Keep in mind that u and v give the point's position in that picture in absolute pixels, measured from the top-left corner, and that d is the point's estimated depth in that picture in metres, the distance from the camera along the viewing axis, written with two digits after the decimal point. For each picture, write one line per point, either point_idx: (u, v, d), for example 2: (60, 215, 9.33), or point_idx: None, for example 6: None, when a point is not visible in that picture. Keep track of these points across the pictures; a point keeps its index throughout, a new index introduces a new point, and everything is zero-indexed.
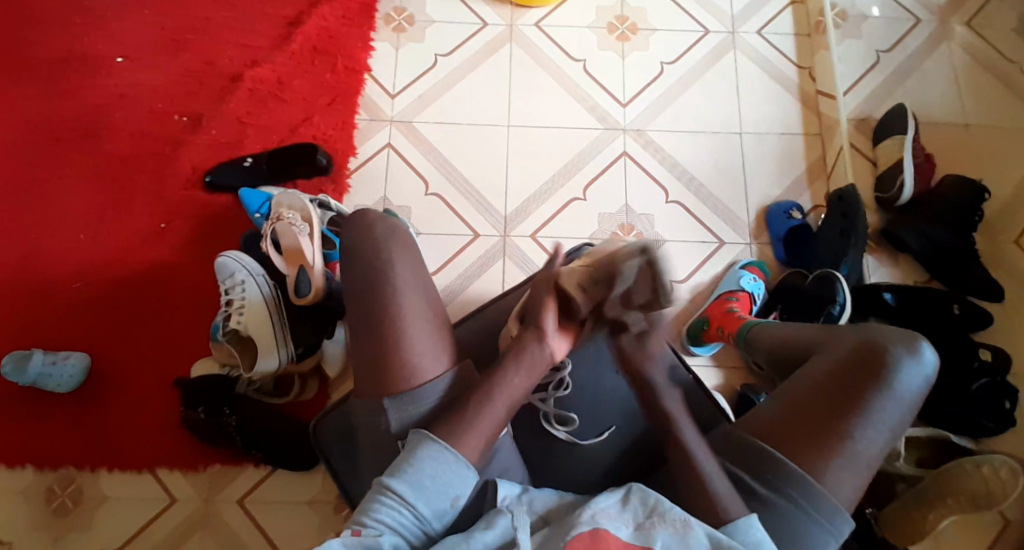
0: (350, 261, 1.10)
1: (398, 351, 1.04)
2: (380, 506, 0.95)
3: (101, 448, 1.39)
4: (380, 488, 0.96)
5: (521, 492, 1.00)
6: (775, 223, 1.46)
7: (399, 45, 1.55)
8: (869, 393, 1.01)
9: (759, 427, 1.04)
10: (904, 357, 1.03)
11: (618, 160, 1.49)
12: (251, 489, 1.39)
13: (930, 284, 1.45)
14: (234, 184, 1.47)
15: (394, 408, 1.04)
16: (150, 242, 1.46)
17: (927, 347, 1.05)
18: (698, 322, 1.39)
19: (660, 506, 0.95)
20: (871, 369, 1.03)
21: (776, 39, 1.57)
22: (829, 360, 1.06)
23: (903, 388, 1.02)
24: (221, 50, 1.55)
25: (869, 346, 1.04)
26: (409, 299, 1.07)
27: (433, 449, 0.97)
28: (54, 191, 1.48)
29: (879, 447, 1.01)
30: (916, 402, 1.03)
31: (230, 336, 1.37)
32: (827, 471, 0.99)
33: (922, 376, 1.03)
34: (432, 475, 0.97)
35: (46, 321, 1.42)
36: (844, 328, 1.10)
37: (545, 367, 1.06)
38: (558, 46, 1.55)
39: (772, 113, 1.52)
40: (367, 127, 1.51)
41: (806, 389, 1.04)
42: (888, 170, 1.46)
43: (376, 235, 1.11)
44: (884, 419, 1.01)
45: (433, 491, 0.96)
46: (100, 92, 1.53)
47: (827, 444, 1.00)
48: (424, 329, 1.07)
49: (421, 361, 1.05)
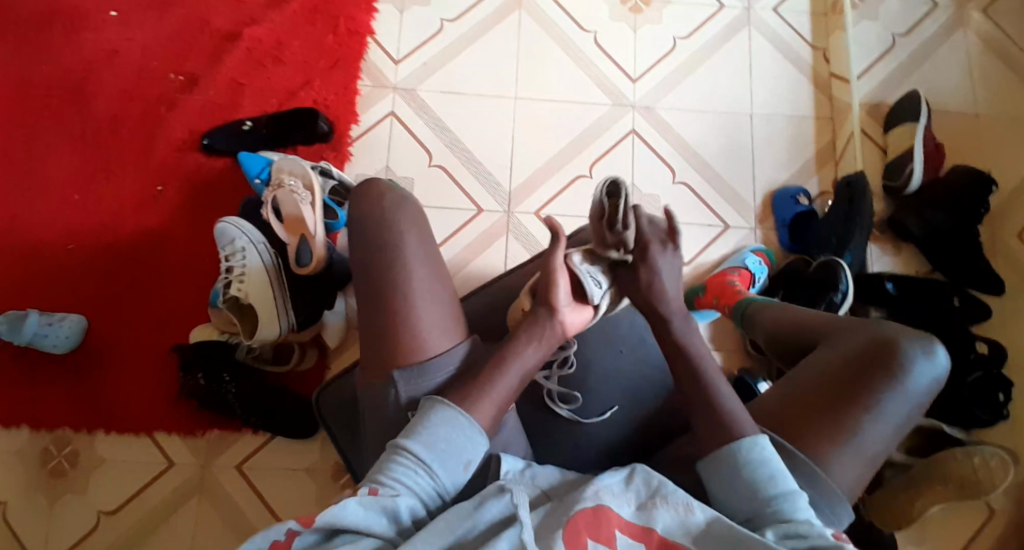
0: (358, 229, 1.08)
1: (404, 324, 1.03)
2: (396, 466, 0.94)
3: (97, 412, 1.38)
4: (396, 449, 0.95)
5: (523, 468, 1.00)
6: (782, 208, 1.44)
7: (404, 9, 1.50)
8: (879, 388, 1.01)
9: (769, 414, 1.04)
10: (917, 355, 1.03)
11: (625, 138, 1.46)
12: (249, 455, 1.39)
13: (932, 275, 1.45)
14: (231, 148, 1.43)
15: (404, 380, 1.02)
16: (146, 205, 1.43)
17: (939, 348, 1.05)
18: (693, 290, 1.39)
19: (663, 488, 0.94)
20: (885, 365, 1.02)
21: (792, 17, 1.53)
22: (842, 352, 1.06)
23: (914, 385, 1.02)
24: (220, 7, 1.50)
25: (884, 342, 1.04)
26: (420, 273, 1.05)
27: (448, 413, 0.97)
28: (48, 148, 1.44)
29: (885, 441, 1.01)
30: (925, 400, 1.03)
31: (230, 304, 1.34)
32: (836, 460, 0.99)
33: (933, 375, 1.03)
34: (448, 437, 0.96)
35: (40, 283, 1.40)
36: (854, 321, 1.10)
37: (556, 340, 1.07)
38: (569, 16, 1.51)
39: (784, 94, 1.50)
40: (370, 93, 1.47)
41: (815, 381, 1.04)
42: (898, 158, 1.44)
43: (387, 206, 1.08)
44: (893, 414, 1.01)
45: (448, 453, 0.95)
46: (93, 47, 1.48)
47: (835, 437, 1.00)
48: (431, 302, 1.05)
49: (428, 335, 1.03)
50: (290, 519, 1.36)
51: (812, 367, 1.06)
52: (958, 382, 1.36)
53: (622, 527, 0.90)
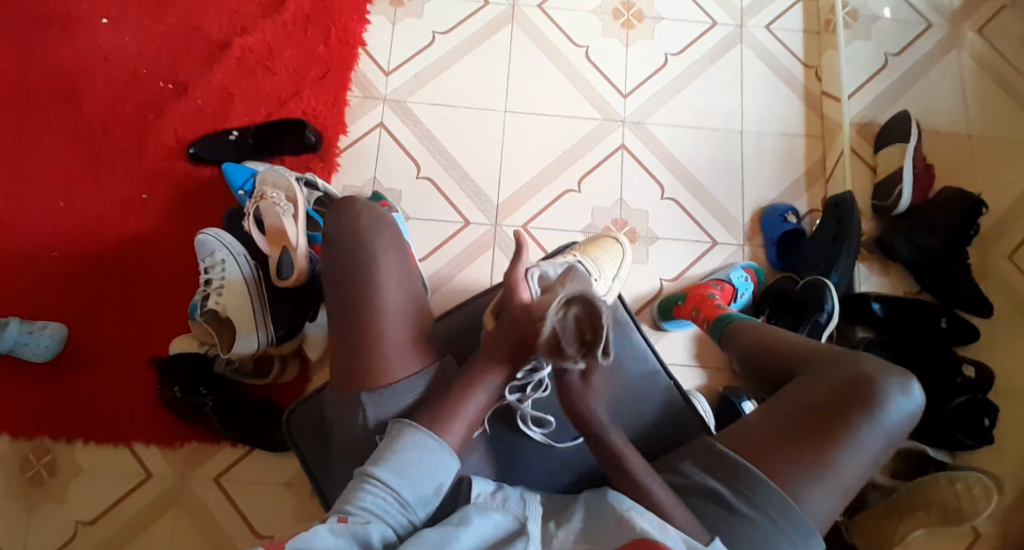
0: (333, 248, 1.07)
1: (373, 348, 1.03)
2: (364, 495, 0.94)
3: (77, 421, 1.37)
4: (364, 477, 0.95)
5: (495, 490, 0.98)
6: (770, 226, 1.43)
7: (396, 20, 1.49)
8: (855, 423, 1.01)
9: (744, 444, 1.04)
10: (893, 392, 1.03)
11: (614, 153, 1.45)
12: (227, 468, 1.38)
13: (919, 296, 1.45)
14: (218, 157, 1.42)
15: (371, 402, 1.03)
16: (130, 213, 1.42)
17: (916, 383, 1.05)
18: (675, 297, 1.39)
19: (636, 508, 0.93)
20: (860, 400, 1.03)
21: (785, 35, 1.53)
22: (820, 385, 1.06)
23: (890, 420, 1.02)
24: (209, 15, 1.48)
25: (860, 378, 1.04)
26: (391, 294, 1.05)
27: (416, 436, 0.98)
28: (32, 154, 1.43)
29: (857, 476, 1.02)
30: (900, 435, 1.03)
31: (208, 316, 1.33)
32: (806, 494, 1.00)
33: (909, 410, 1.03)
34: (416, 461, 0.97)
35: (21, 290, 1.38)
36: (835, 352, 1.09)
37: (527, 353, 1.10)
38: (560, 29, 1.50)
39: (775, 112, 1.49)
40: (360, 104, 1.46)
41: (791, 413, 1.04)
42: (887, 178, 1.44)
43: (363, 225, 1.07)
44: (867, 449, 1.01)
45: (418, 478, 0.96)
46: (82, 52, 1.47)
47: (808, 470, 1.00)
48: (400, 328, 1.05)
49: (394, 360, 1.04)
50: (267, 534, 1.35)
51: (791, 398, 1.06)
52: (941, 407, 1.35)
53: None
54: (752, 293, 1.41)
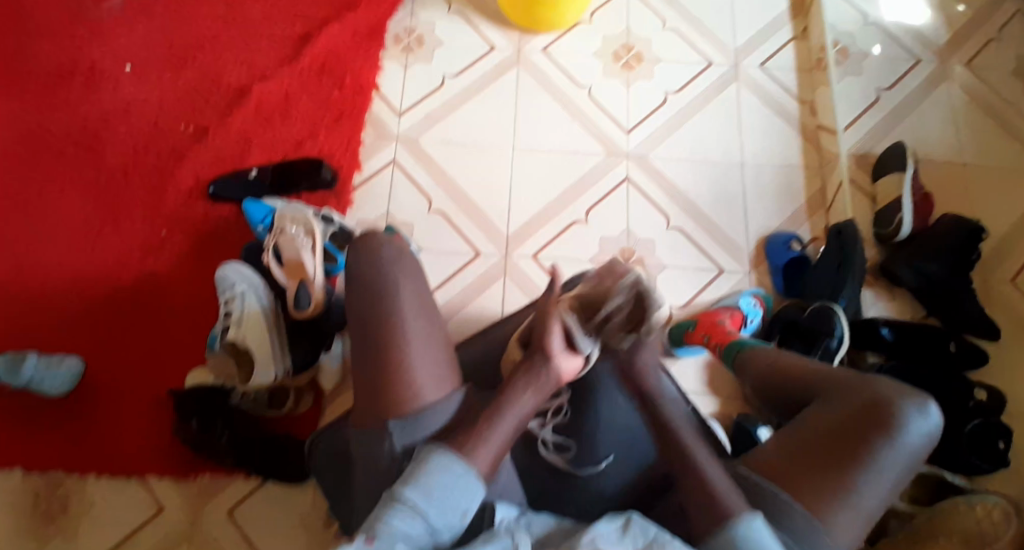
0: (358, 282, 1.09)
1: (401, 375, 1.04)
2: (392, 515, 0.93)
3: (92, 454, 1.38)
4: (391, 498, 0.95)
5: (518, 515, 1.02)
6: (775, 254, 1.46)
7: (408, 65, 1.57)
8: (873, 446, 1.02)
9: (765, 472, 1.05)
10: (910, 413, 1.03)
11: (619, 186, 1.50)
12: (239, 501, 1.37)
13: (927, 320, 1.47)
14: (238, 195, 1.48)
15: (399, 430, 1.04)
16: (152, 251, 1.47)
17: (934, 404, 1.06)
18: (684, 324, 1.42)
19: (660, 538, 0.94)
20: (878, 422, 1.03)
21: (779, 74, 1.60)
22: (837, 410, 1.06)
23: (910, 441, 1.03)
24: (231, 66, 1.57)
25: (876, 401, 1.05)
26: (414, 323, 1.06)
27: (444, 460, 0.98)
28: (59, 195, 1.49)
29: (881, 499, 1.01)
30: (921, 456, 1.04)
31: (228, 348, 1.35)
32: (830, 518, 0.99)
33: (929, 431, 1.04)
34: (445, 485, 0.96)
35: (43, 325, 1.42)
36: (850, 376, 1.11)
37: (551, 390, 1.07)
38: (563, 70, 1.57)
39: (773, 146, 1.54)
40: (373, 144, 1.52)
41: (811, 438, 1.05)
42: (888, 207, 1.47)
43: (383, 258, 1.09)
44: (890, 471, 1.02)
45: (445, 502, 0.96)
46: (109, 102, 1.55)
47: (831, 494, 1.01)
48: (427, 355, 1.06)
49: (423, 386, 1.05)
50: None
51: (809, 423, 1.07)
52: (955, 430, 1.35)
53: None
54: (761, 320, 1.43)
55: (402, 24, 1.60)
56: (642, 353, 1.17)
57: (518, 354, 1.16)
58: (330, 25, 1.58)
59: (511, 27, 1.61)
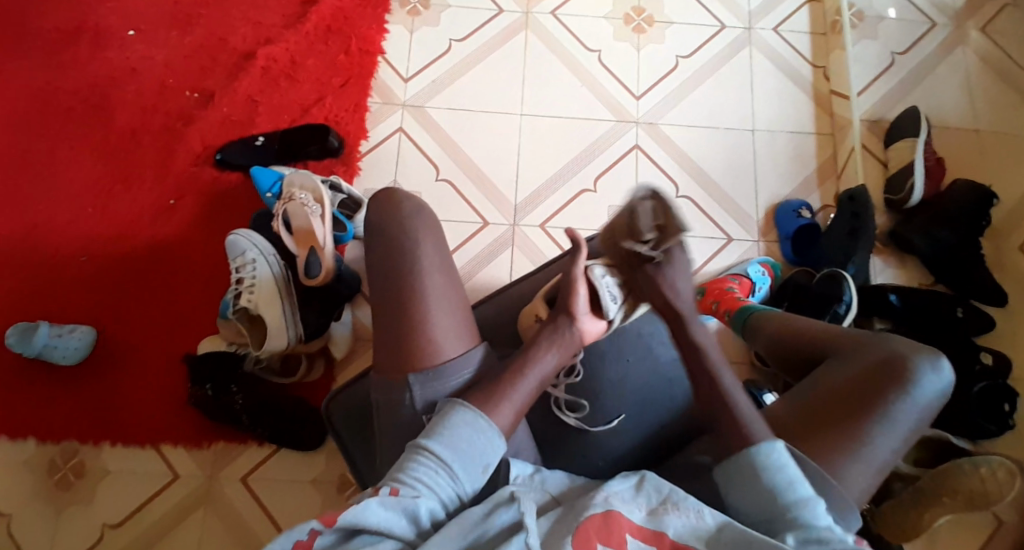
0: (377, 234, 1.10)
1: (420, 329, 1.05)
2: (417, 466, 0.95)
3: (106, 422, 1.39)
4: (417, 448, 0.96)
5: (533, 472, 1.02)
6: (784, 221, 1.46)
7: (414, 29, 1.54)
8: (888, 401, 1.05)
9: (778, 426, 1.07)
10: (924, 370, 1.06)
11: (629, 153, 1.48)
12: (254, 468, 1.39)
13: (935, 287, 1.47)
14: (244, 163, 1.46)
15: (418, 384, 1.04)
16: (158, 218, 1.46)
17: (946, 362, 1.09)
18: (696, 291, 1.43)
19: (674, 496, 0.96)
20: (892, 379, 1.06)
21: (792, 37, 1.57)
22: (852, 366, 1.09)
23: (923, 397, 1.06)
24: (233, 27, 1.53)
25: (891, 358, 1.08)
26: (432, 279, 1.07)
27: (467, 415, 0.98)
28: (62, 162, 1.47)
29: (892, 454, 1.04)
30: (932, 411, 1.07)
31: (240, 315, 1.36)
32: (844, 472, 1.02)
33: (941, 387, 1.07)
34: (468, 439, 0.97)
35: (53, 294, 1.42)
36: (862, 334, 1.13)
37: (574, 349, 1.10)
38: (573, 34, 1.54)
39: (786, 111, 1.52)
40: (379, 110, 1.50)
41: (823, 395, 1.08)
42: (899, 172, 1.47)
43: (403, 214, 1.10)
44: (903, 424, 1.05)
45: (469, 456, 0.97)
46: (111, 64, 1.52)
47: (845, 449, 1.03)
48: (447, 308, 1.07)
49: (442, 340, 1.05)
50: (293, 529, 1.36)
51: (821, 379, 1.10)
52: (963, 392, 1.36)
53: (632, 531, 0.91)
54: (770, 286, 1.43)
55: None
56: (669, 270, 1.13)
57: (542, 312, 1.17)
58: None
59: None
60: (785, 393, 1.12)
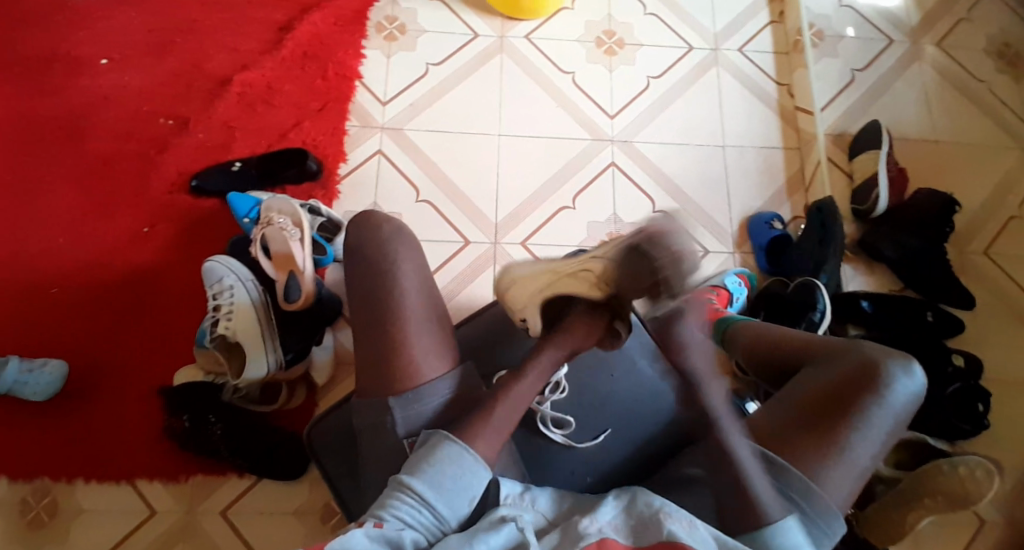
0: (358, 258, 1.12)
1: (402, 349, 1.06)
2: (399, 503, 0.94)
3: (80, 458, 1.35)
4: (398, 486, 0.96)
5: (524, 490, 1.00)
6: (757, 233, 1.49)
7: (390, 54, 1.55)
8: (862, 405, 1.07)
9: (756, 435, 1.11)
10: (895, 373, 1.09)
11: (606, 171, 1.51)
12: (234, 500, 1.36)
13: (904, 292, 1.50)
14: (221, 188, 1.45)
15: (399, 409, 1.05)
16: (133, 246, 1.43)
17: (917, 366, 1.11)
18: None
19: (666, 508, 0.96)
20: (864, 382, 1.09)
21: (757, 56, 1.62)
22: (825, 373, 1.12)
23: (897, 400, 1.08)
24: (208, 54, 1.53)
25: (862, 363, 1.10)
26: (411, 300, 1.09)
27: (452, 450, 0.98)
28: (32, 191, 1.44)
29: (871, 456, 1.06)
30: (907, 413, 1.09)
31: (218, 342, 1.34)
32: (823, 477, 1.04)
33: (914, 390, 1.10)
34: (453, 475, 0.97)
35: (24, 325, 1.38)
36: (836, 343, 1.16)
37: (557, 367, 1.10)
38: (547, 57, 1.57)
39: (754, 127, 1.57)
40: (357, 133, 1.50)
41: (799, 403, 1.10)
42: (864, 184, 1.51)
43: (384, 238, 1.13)
44: (879, 427, 1.07)
45: (452, 491, 0.96)
46: (82, 92, 1.50)
47: (823, 456, 1.06)
48: (426, 328, 1.09)
49: (421, 359, 1.07)
50: None
51: (796, 387, 1.13)
52: (939, 395, 1.40)
53: None
54: (747, 297, 1.46)
55: (384, 12, 1.58)
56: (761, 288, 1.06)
57: (534, 329, 1.12)
58: (311, 13, 1.55)
59: (493, 15, 1.60)
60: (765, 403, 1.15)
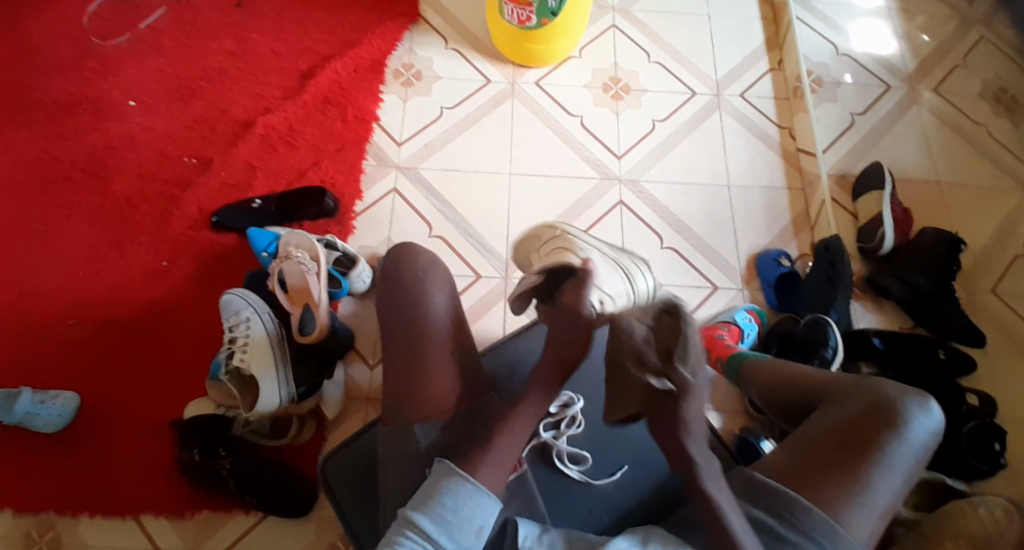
0: (390, 288, 1.12)
1: (426, 374, 1.07)
2: (404, 541, 0.94)
3: (85, 493, 1.34)
4: (403, 522, 0.95)
5: (541, 533, 1.01)
6: (765, 271, 1.52)
7: (407, 98, 1.61)
8: (885, 442, 1.10)
9: (782, 473, 1.11)
10: (915, 411, 1.12)
11: (614, 209, 1.54)
12: (235, 540, 1.34)
13: (915, 330, 1.51)
14: (241, 225, 1.49)
15: (424, 434, 1.05)
16: (151, 281, 1.46)
17: (934, 404, 1.15)
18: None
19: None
20: (886, 420, 1.11)
21: (759, 102, 1.67)
22: (847, 410, 1.14)
23: (916, 437, 1.11)
24: (232, 99, 1.59)
25: (884, 402, 1.13)
26: (441, 334, 1.10)
27: (453, 482, 0.97)
28: (54, 228, 1.48)
29: (894, 494, 1.09)
30: (926, 451, 1.11)
31: (232, 375, 1.35)
32: (851, 515, 1.06)
33: (931, 429, 1.12)
34: (454, 508, 0.96)
35: (40, 358, 1.40)
36: (853, 381, 1.18)
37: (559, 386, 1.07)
38: (557, 102, 1.63)
39: (758, 168, 1.61)
40: (373, 172, 1.54)
41: (821, 442, 1.12)
42: (868, 224, 1.54)
43: (418, 267, 1.13)
44: (900, 465, 1.09)
45: (456, 525, 0.95)
46: (108, 132, 1.55)
47: (850, 493, 1.07)
48: (450, 360, 1.09)
49: (444, 394, 1.07)
50: None
51: (819, 425, 1.14)
52: (954, 433, 1.39)
53: None
54: (758, 332, 1.47)
55: (401, 60, 1.64)
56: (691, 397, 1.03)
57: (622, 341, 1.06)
58: (332, 60, 1.61)
59: (505, 62, 1.66)
60: (786, 440, 1.16)
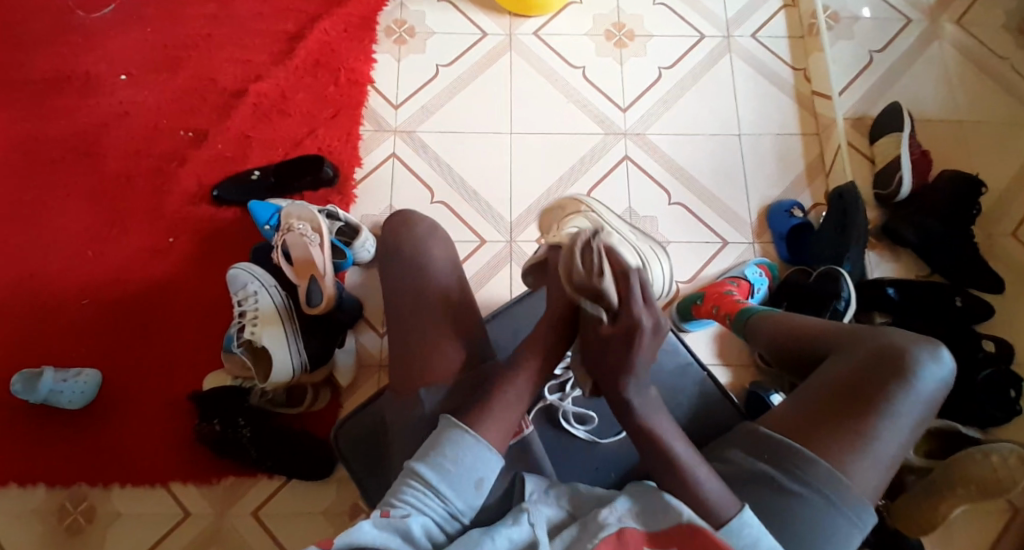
0: (392, 257, 1.10)
1: (434, 337, 1.04)
2: (406, 491, 0.93)
3: (112, 466, 1.37)
4: (405, 474, 0.95)
5: (548, 488, 0.98)
6: (777, 222, 1.47)
7: (400, 57, 1.57)
8: (890, 392, 1.01)
9: (780, 424, 1.04)
10: (924, 358, 1.02)
11: (619, 164, 1.51)
12: (265, 501, 1.37)
13: (931, 278, 1.46)
14: (239, 199, 1.48)
15: (432, 399, 1.02)
16: (157, 258, 1.47)
17: (946, 351, 1.05)
18: (693, 296, 1.41)
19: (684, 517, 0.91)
20: (892, 370, 1.02)
21: (771, 42, 1.61)
22: (852, 360, 1.05)
23: (925, 386, 1.02)
24: (223, 67, 1.57)
25: (890, 351, 1.04)
26: (448, 297, 1.07)
27: (454, 433, 0.96)
28: (59, 208, 1.49)
29: (900, 446, 1.00)
30: (936, 403, 1.03)
31: (244, 347, 1.36)
32: (853, 468, 0.99)
33: (942, 376, 1.03)
34: (455, 458, 0.95)
35: (54, 339, 1.42)
36: (862, 328, 1.09)
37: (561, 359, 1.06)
38: (556, 52, 1.58)
39: (769, 114, 1.56)
40: (371, 137, 1.52)
41: (822, 393, 1.03)
42: (885, 168, 1.48)
43: (418, 236, 1.11)
44: (907, 415, 1.00)
45: (458, 474, 0.94)
46: (102, 108, 1.55)
47: (852, 446, 0.99)
48: (458, 321, 1.06)
49: (457, 354, 1.04)
50: None
51: (824, 375, 1.05)
52: (969, 381, 1.34)
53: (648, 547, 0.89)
54: (769, 287, 1.43)
55: (392, 16, 1.60)
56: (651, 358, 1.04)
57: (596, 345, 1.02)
58: (321, 20, 1.58)
59: (500, 13, 1.61)
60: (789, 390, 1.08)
